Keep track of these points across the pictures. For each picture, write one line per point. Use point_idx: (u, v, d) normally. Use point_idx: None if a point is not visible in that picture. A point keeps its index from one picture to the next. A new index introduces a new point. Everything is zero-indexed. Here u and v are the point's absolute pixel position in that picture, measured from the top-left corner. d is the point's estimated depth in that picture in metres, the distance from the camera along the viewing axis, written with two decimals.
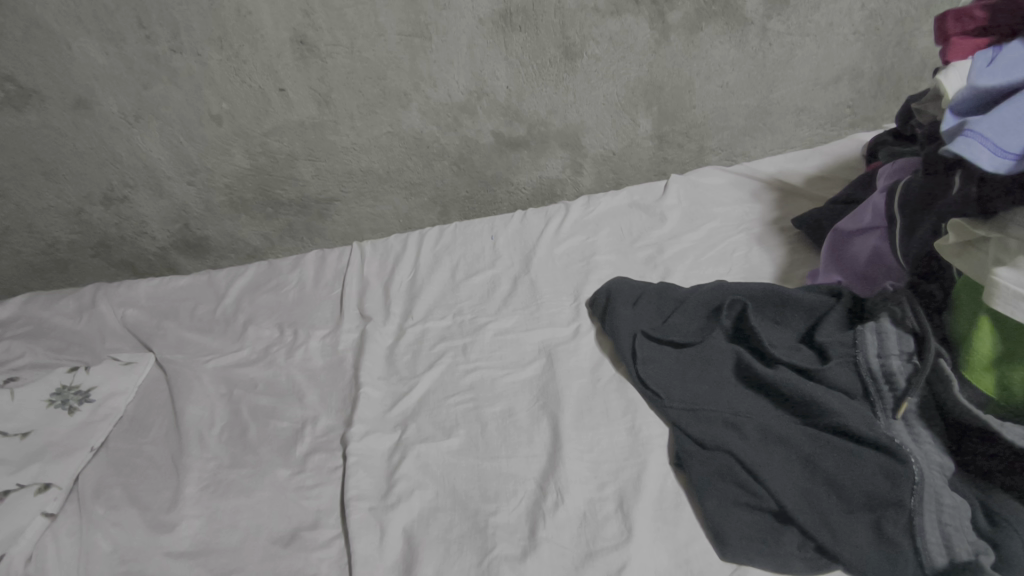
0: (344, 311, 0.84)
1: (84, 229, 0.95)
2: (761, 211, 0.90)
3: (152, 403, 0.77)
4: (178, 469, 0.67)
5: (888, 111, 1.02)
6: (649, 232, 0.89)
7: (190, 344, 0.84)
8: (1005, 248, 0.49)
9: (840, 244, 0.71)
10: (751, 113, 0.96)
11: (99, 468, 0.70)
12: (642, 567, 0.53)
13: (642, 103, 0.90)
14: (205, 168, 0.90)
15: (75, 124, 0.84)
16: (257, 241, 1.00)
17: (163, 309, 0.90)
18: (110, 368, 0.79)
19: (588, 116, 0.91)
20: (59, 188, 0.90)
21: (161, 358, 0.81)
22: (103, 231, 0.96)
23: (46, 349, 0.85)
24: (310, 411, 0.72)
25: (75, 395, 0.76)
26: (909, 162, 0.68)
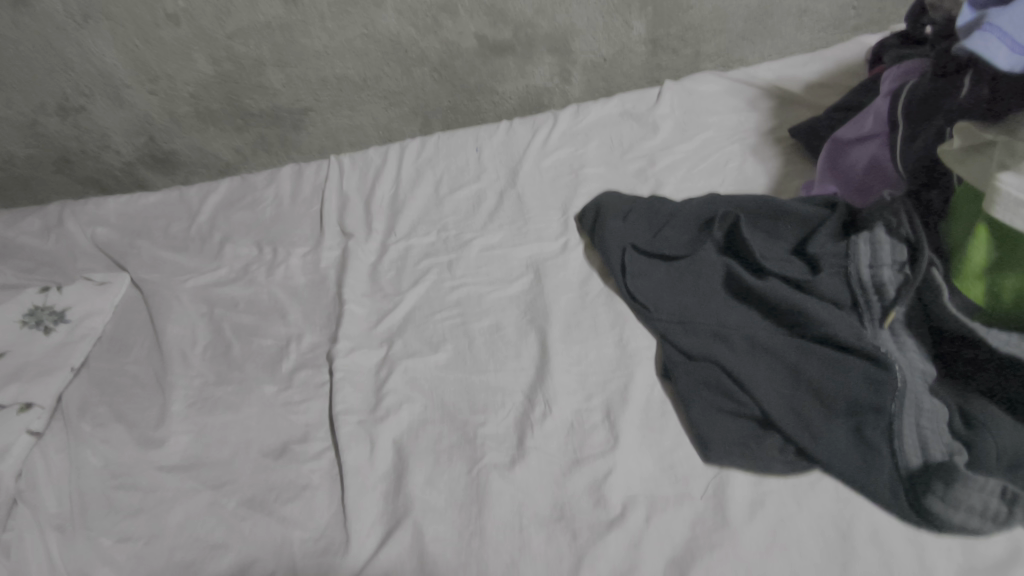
0: (325, 227, 0.81)
1: (41, 143, 0.89)
2: (756, 120, 0.86)
3: (132, 323, 0.75)
4: (163, 386, 0.67)
5: (894, 12, 0.96)
6: (640, 142, 0.86)
7: (166, 263, 0.81)
8: (1011, 152, 0.47)
9: (838, 153, 0.69)
10: (752, 14, 0.90)
11: (82, 388, 0.69)
12: (628, 472, 0.54)
13: (636, 3, 0.84)
14: (166, 75, 0.83)
15: (15, 24, 0.76)
16: (228, 155, 0.95)
17: (135, 227, 0.86)
18: (85, 289, 0.76)
19: (579, 17, 0.84)
20: (6, 97, 0.83)
21: (136, 278, 0.78)
22: (65, 145, 0.90)
23: (14, 269, 0.82)
24: (294, 329, 0.71)
25: (49, 315, 0.74)
26: (918, 64, 0.64)
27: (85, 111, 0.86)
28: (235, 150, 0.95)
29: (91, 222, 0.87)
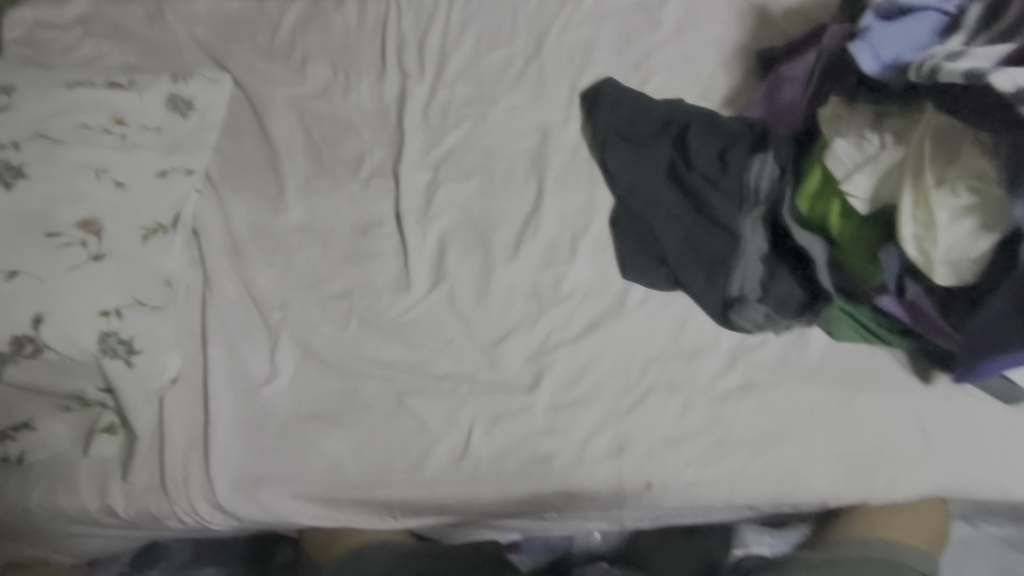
0: (241, 395, 0.76)
1: (58, 506, 0.73)
2: (803, 403, 0.73)
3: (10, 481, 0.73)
4: (23, 494, 0.72)
5: (839, 130, 0.73)
6: (793, 401, 0.73)
7: (28, 493, 0.72)
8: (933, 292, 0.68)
9: (778, 83, 0.86)
10: (676, 332, 0.78)
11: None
12: (752, 492, 0.70)
13: (623, 353, 0.77)
14: (274, 479, 0.73)
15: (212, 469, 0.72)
16: (224, 526, 0.74)
17: (68, 517, 0.73)
18: None
19: (582, 425, 0.73)
20: (51, 492, 0.72)
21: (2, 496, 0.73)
22: (9, 327, 0.67)
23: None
24: (79, 463, 0.73)
25: None
26: (776, 112, 0.86)
27: (11, 109, 0.80)
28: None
29: (297, 257, 0.85)
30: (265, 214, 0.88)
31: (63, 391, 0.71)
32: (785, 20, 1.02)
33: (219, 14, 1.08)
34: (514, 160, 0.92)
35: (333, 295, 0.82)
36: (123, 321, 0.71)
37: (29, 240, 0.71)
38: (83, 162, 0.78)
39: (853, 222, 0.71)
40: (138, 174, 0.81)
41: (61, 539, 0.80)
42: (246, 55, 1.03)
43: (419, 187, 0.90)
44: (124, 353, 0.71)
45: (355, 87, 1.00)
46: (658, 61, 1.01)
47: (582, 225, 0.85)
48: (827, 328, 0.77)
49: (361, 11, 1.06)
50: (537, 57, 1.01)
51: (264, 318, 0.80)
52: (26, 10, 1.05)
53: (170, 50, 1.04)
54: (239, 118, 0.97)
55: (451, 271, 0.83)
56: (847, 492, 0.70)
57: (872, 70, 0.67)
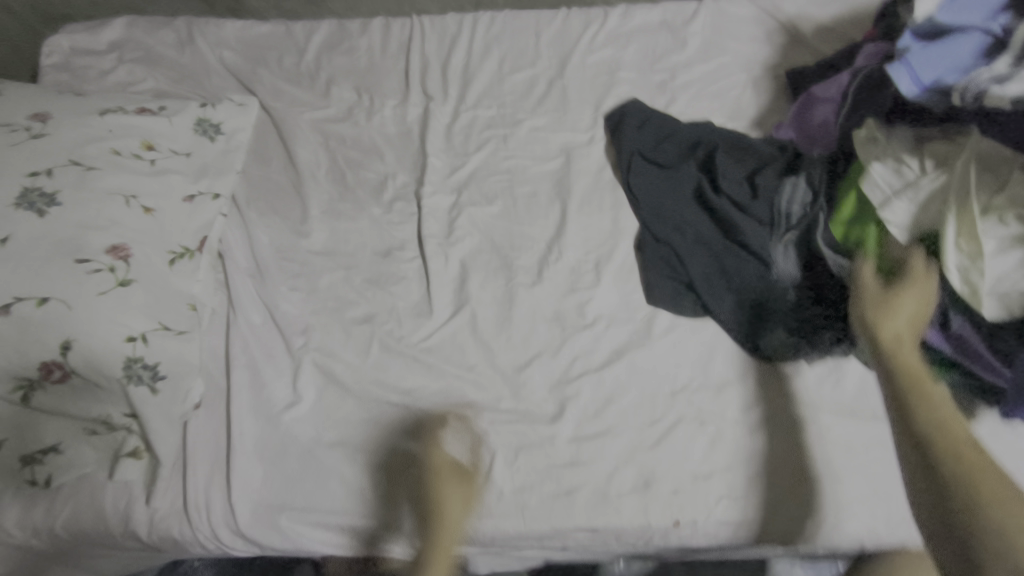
0: (264, 421, 0.76)
1: (85, 529, 0.73)
2: (839, 439, 0.70)
3: (37, 503, 0.73)
4: (50, 517, 0.73)
5: (876, 154, 0.70)
6: (828, 435, 0.71)
7: (54, 515, 0.73)
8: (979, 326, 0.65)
9: (809, 105, 0.84)
10: (704, 361, 0.76)
11: (18, 512, 0.74)
12: (784, 531, 0.68)
13: (650, 382, 0.75)
14: (295, 507, 0.72)
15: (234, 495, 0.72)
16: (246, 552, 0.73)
17: (94, 540, 0.74)
18: None
19: (608, 457, 0.72)
20: (77, 515, 0.73)
21: (27, 518, 0.73)
22: (38, 352, 0.67)
23: (19, 515, 0.73)
24: (105, 486, 0.74)
25: None
26: (808, 135, 0.84)
27: (45, 136, 0.79)
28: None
29: (320, 281, 0.85)
30: (290, 238, 0.89)
31: (90, 415, 0.71)
32: (815, 39, 1.00)
33: (247, 40, 1.10)
34: (537, 182, 0.91)
35: (355, 320, 0.82)
36: (149, 346, 0.71)
37: (60, 266, 0.70)
38: (113, 189, 0.78)
39: (890, 251, 0.69)
40: (164, 199, 0.82)
41: (90, 560, 0.81)
42: (273, 79, 1.05)
43: (442, 211, 0.90)
44: (149, 379, 0.71)
45: (379, 110, 1.00)
46: (684, 81, 0.99)
47: (607, 250, 0.84)
48: (862, 362, 0.74)
49: (386, 34, 1.07)
50: (561, 78, 1.00)
51: (287, 344, 0.80)
52: (63, 38, 1.08)
53: (200, 75, 1.06)
54: (266, 142, 0.98)
55: (473, 295, 0.82)
56: (888, 535, 0.66)
57: (911, 94, 0.63)
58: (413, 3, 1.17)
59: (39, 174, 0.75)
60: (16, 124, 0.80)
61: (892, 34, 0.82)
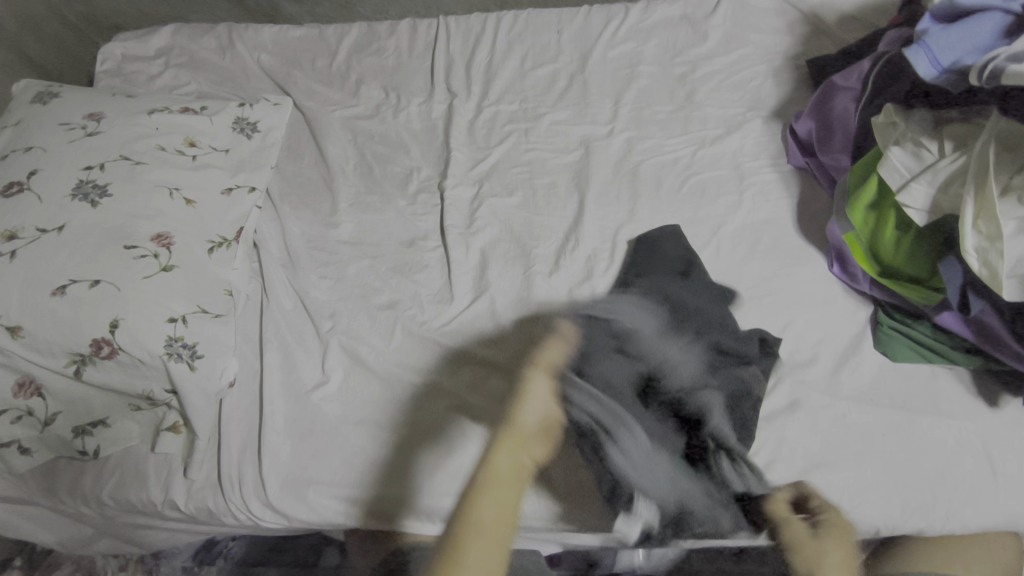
0: (292, 399, 0.80)
1: (127, 499, 0.78)
2: (858, 424, 0.70)
3: (88, 472, 0.79)
4: (98, 484, 0.79)
5: (895, 139, 0.69)
6: (846, 420, 0.70)
7: (101, 484, 0.79)
8: (1002, 312, 0.64)
9: (828, 94, 0.84)
10: None
11: (69, 480, 0.79)
12: None
13: None
14: (320, 480, 0.75)
15: (264, 467, 0.75)
16: (273, 524, 0.77)
17: (137, 508, 0.79)
18: (27, 429, 0.75)
19: None
20: (122, 483, 0.78)
21: (77, 485, 0.79)
22: (89, 330, 0.72)
23: (71, 482, 0.79)
24: (149, 458, 0.79)
25: (37, 419, 0.75)
26: (824, 124, 0.84)
27: (99, 134, 0.86)
28: (59, 540, 0.87)
29: (348, 269, 0.89)
30: (320, 228, 0.93)
31: (137, 390, 0.76)
32: (839, 28, 0.99)
33: (283, 43, 1.16)
34: (557, 174, 0.93)
35: (380, 306, 0.85)
36: (188, 327, 0.76)
37: (111, 252, 0.76)
38: (159, 181, 0.84)
39: (909, 236, 0.69)
40: (205, 192, 0.87)
41: (134, 530, 0.86)
42: (307, 80, 1.10)
43: (464, 202, 0.93)
44: (188, 357, 0.75)
45: (405, 107, 1.04)
46: (705, 73, 1.00)
47: (624, 238, 0.86)
48: (882, 350, 0.74)
49: (413, 35, 1.11)
50: (582, 73, 1.02)
51: (316, 327, 0.84)
52: (115, 46, 1.16)
53: (239, 78, 1.12)
54: (298, 139, 1.03)
55: (493, 283, 0.84)
56: (905, 522, 0.65)
57: (930, 76, 0.62)
58: (440, 5, 1.21)
59: (93, 168, 0.81)
60: (73, 123, 0.86)
61: (915, 22, 0.82)
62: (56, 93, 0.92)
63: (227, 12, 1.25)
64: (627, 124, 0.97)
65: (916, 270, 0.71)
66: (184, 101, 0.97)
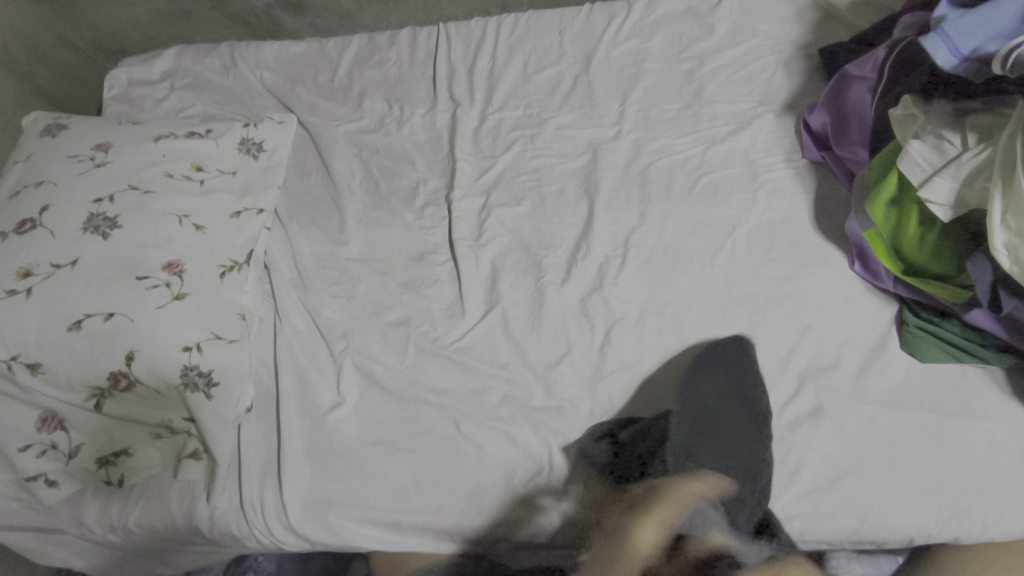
0: (310, 421, 0.80)
1: (153, 525, 0.79)
2: (887, 429, 0.68)
3: (114, 500, 0.80)
4: (123, 512, 0.80)
5: (915, 132, 0.67)
6: (876, 425, 0.68)
7: (126, 512, 0.80)
8: None
9: (842, 84, 0.81)
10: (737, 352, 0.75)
11: (96, 508, 0.81)
12: (829, 530, 0.64)
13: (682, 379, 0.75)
14: (340, 503, 0.75)
15: (286, 491, 0.76)
16: (297, 547, 0.77)
17: (163, 534, 0.80)
18: (52, 462, 0.76)
19: None
20: (147, 511, 0.79)
21: (104, 513, 0.80)
22: (106, 363, 0.73)
23: (97, 511, 0.80)
24: (171, 486, 0.80)
25: (61, 451, 0.76)
26: (840, 116, 0.81)
27: (107, 165, 0.86)
28: (91, 565, 0.89)
29: (359, 287, 0.89)
30: (329, 247, 0.93)
31: (157, 421, 0.77)
32: (851, 12, 0.96)
33: (284, 60, 1.15)
34: (565, 181, 0.92)
35: (392, 323, 0.85)
36: (203, 354, 0.77)
37: (124, 283, 0.76)
38: (168, 210, 0.84)
39: (934, 232, 0.67)
40: (215, 217, 0.87)
41: (164, 554, 0.88)
42: (310, 96, 1.10)
43: (470, 213, 0.92)
44: (204, 385, 0.76)
45: (409, 119, 1.03)
46: (712, 68, 0.97)
47: (634, 243, 0.84)
48: (910, 351, 0.72)
49: (414, 44, 1.10)
50: (586, 74, 1.00)
51: (329, 348, 0.84)
52: (121, 71, 1.16)
53: (243, 97, 1.12)
54: (304, 156, 1.03)
55: (504, 295, 0.83)
56: (939, 531, 0.63)
57: (948, 65, 0.60)
58: (440, 10, 1.19)
59: (103, 200, 0.82)
60: (82, 155, 0.87)
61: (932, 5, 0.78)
62: (64, 125, 0.93)
63: (228, 30, 1.25)
64: (635, 125, 0.95)
65: (943, 267, 0.68)
66: (189, 125, 0.97)
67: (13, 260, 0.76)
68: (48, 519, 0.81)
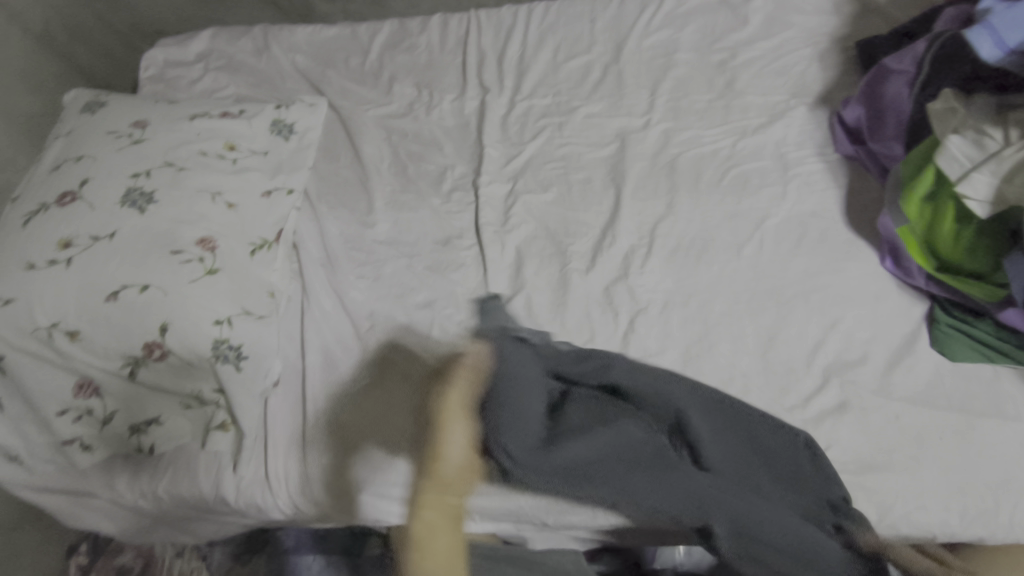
0: (334, 397, 0.81)
1: (182, 493, 0.82)
2: (915, 426, 0.67)
3: (145, 467, 0.83)
4: (154, 479, 0.82)
5: (954, 125, 0.65)
6: (902, 421, 0.68)
7: (157, 479, 0.82)
8: None
9: (879, 78, 0.80)
10: (761, 344, 0.74)
11: (127, 474, 0.83)
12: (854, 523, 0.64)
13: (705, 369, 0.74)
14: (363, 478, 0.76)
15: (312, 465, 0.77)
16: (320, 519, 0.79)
17: (192, 502, 0.83)
18: (88, 428, 0.79)
19: None
20: (176, 479, 0.82)
21: (136, 479, 0.83)
22: (141, 334, 0.75)
23: (130, 477, 0.83)
24: (202, 456, 0.82)
25: (96, 417, 0.79)
26: (875, 110, 0.80)
27: (144, 141, 0.88)
28: (120, 530, 0.92)
29: (385, 269, 0.90)
30: (356, 228, 0.94)
31: (188, 391, 0.79)
32: (891, 6, 0.94)
33: (316, 44, 1.17)
34: (592, 169, 0.92)
35: (416, 306, 0.86)
36: (233, 329, 0.78)
37: (159, 257, 0.78)
38: (202, 186, 0.86)
39: (970, 229, 0.66)
40: (246, 195, 0.89)
41: (190, 523, 0.90)
42: (341, 80, 1.11)
43: (496, 199, 0.92)
44: (234, 358, 0.77)
45: (438, 104, 1.04)
46: (745, 60, 0.96)
47: (660, 232, 0.84)
48: (940, 348, 0.71)
49: (445, 30, 1.10)
50: (616, 63, 1.00)
51: (355, 328, 0.85)
52: (157, 52, 1.19)
53: (275, 80, 1.13)
54: (333, 139, 1.04)
55: (528, 281, 0.84)
56: (964, 530, 0.63)
57: (992, 59, 0.58)
58: None
59: (140, 175, 0.84)
60: (120, 132, 0.89)
61: None
62: (104, 102, 0.95)
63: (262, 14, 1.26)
64: (665, 115, 0.94)
65: (976, 264, 0.67)
66: (223, 105, 0.99)
67: (54, 231, 0.78)
68: (82, 483, 0.84)
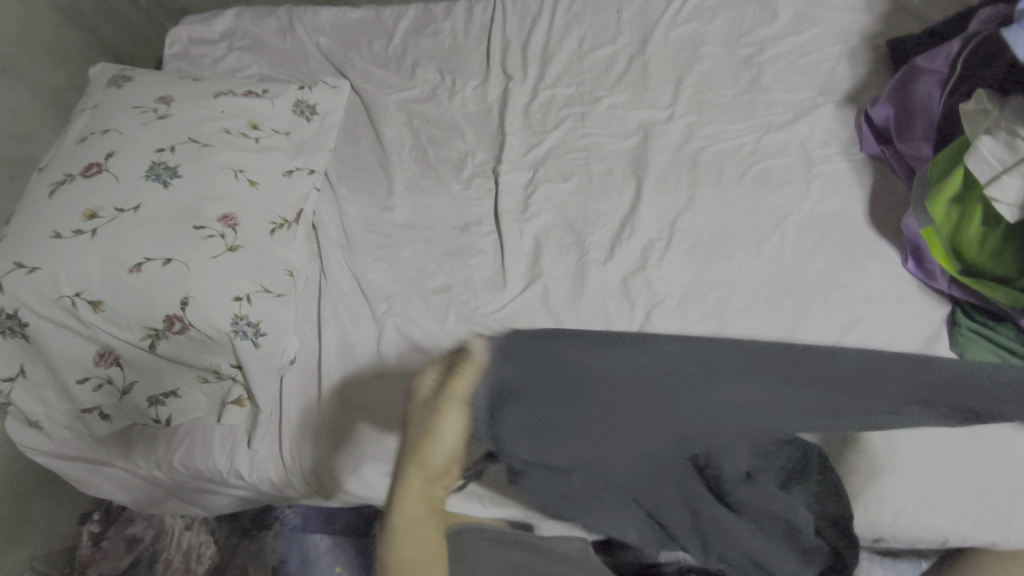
0: (350, 377, 0.82)
1: (197, 464, 0.83)
2: None
3: (161, 438, 0.85)
4: (170, 450, 0.84)
5: (988, 127, 0.64)
6: None
7: (173, 450, 0.84)
8: None
9: (910, 77, 0.80)
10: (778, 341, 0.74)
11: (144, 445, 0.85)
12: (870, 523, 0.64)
13: None
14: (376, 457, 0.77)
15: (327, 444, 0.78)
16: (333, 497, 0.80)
17: (206, 474, 0.84)
18: (106, 397, 0.80)
19: None
20: (192, 451, 0.83)
21: (152, 449, 0.85)
22: (162, 307, 0.76)
23: (147, 447, 0.85)
24: (217, 428, 0.84)
25: (116, 387, 0.80)
26: (905, 110, 0.80)
27: (169, 116, 0.89)
28: (133, 499, 0.94)
29: (403, 252, 0.90)
30: (376, 212, 0.95)
31: (206, 365, 0.80)
32: (924, 5, 0.93)
33: (340, 25, 1.16)
34: (613, 160, 0.92)
35: (433, 290, 0.86)
36: (253, 305, 0.79)
37: (182, 231, 0.79)
38: (225, 164, 0.86)
39: (997, 232, 0.65)
40: (268, 174, 0.89)
41: (202, 495, 0.92)
42: (364, 63, 1.11)
43: (516, 187, 0.92)
44: (252, 334, 0.78)
45: (461, 91, 1.04)
46: (773, 55, 0.95)
47: (679, 226, 0.84)
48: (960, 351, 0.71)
49: (470, 16, 1.10)
50: (641, 55, 0.99)
51: (372, 309, 0.86)
52: (182, 29, 1.19)
53: (299, 61, 1.14)
54: (355, 121, 1.04)
55: (546, 270, 0.84)
56: (975, 532, 0.64)
57: None
58: None
59: (165, 150, 0.85)
60: (146, 106, 0.90)
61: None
62: (130, 77, 0.96)
63: None
64: (689, 109, 0.93)
65: (1002, 268, 0.67)
66: (247, 84, 0.99)
67: (80, 202, 0.79)
68: (99, 451, 0.85)
